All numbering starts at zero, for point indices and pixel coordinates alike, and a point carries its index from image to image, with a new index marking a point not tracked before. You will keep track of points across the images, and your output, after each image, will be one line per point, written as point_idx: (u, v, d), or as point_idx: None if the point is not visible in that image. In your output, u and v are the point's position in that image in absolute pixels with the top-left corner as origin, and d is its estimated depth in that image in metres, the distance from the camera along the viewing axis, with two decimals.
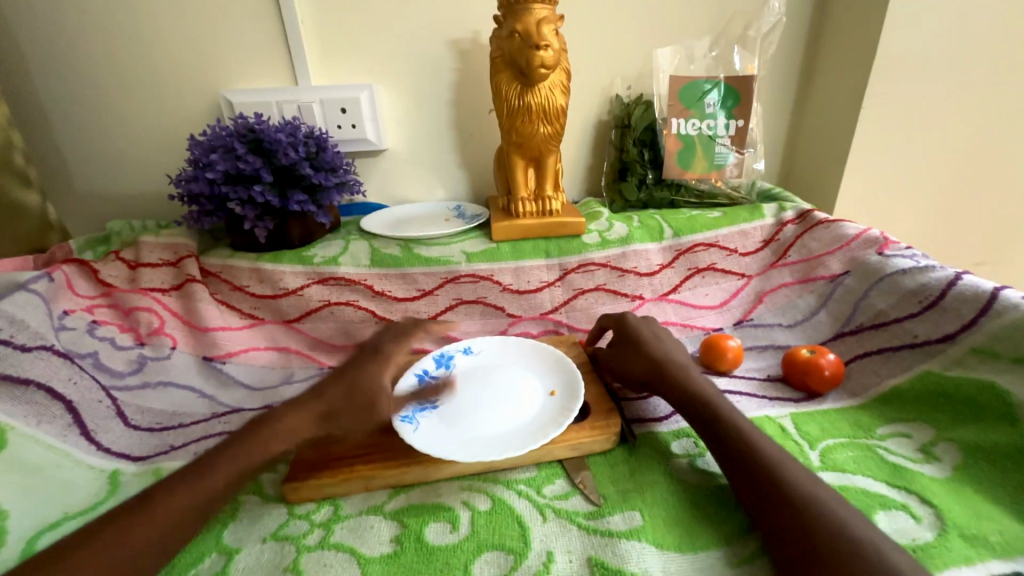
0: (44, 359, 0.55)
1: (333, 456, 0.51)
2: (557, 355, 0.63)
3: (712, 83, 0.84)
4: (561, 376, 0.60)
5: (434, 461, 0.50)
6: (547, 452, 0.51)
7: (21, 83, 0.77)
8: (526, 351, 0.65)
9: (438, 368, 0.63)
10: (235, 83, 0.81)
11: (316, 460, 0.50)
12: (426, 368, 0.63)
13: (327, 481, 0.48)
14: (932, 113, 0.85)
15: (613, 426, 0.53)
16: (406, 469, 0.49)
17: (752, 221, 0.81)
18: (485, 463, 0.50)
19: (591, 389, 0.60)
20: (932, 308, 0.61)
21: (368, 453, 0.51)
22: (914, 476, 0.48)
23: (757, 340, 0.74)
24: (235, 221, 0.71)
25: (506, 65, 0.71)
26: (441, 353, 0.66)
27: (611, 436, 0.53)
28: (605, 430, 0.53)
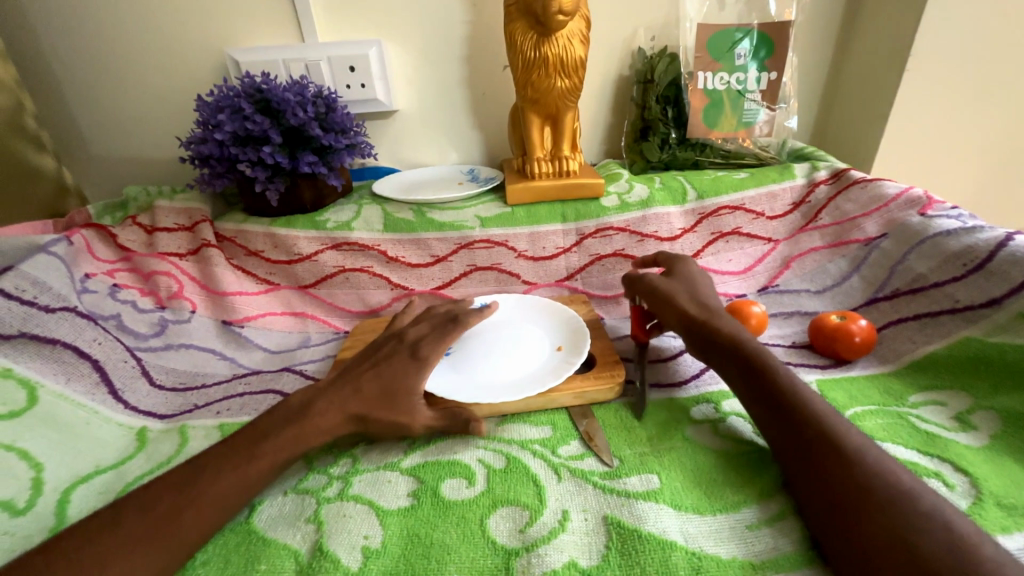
0: (68, 320, 0.56)
1: None
2: (566, 311, 0.64)
3: (744, 31, 0.77)
4: (568, 332, 0.61)
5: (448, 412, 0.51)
6: (548, 398, 0.53)
7: (28, 45, 0.76)
8: (541, 314, 0.65)
9: None
10: (240, 41, 0.78)
11: None
12: None
13: None
14: (989, 60, 0.77)
15: (618, 377, 0.54)
16: None
17: (782, 182, 0.77)
18: (492, 407, 0.53)
19: (609, 354, 0.58)
20: (977, 271, 0.57)
21: None
22: (949, 445, 0.46)
23: (783, 306, 0.71)
24: (247, 184, 0.70)
25: (521, 14, 0.66)
26: None
27: (616, 387, 0.54)
28: (611, 381, 0.54)
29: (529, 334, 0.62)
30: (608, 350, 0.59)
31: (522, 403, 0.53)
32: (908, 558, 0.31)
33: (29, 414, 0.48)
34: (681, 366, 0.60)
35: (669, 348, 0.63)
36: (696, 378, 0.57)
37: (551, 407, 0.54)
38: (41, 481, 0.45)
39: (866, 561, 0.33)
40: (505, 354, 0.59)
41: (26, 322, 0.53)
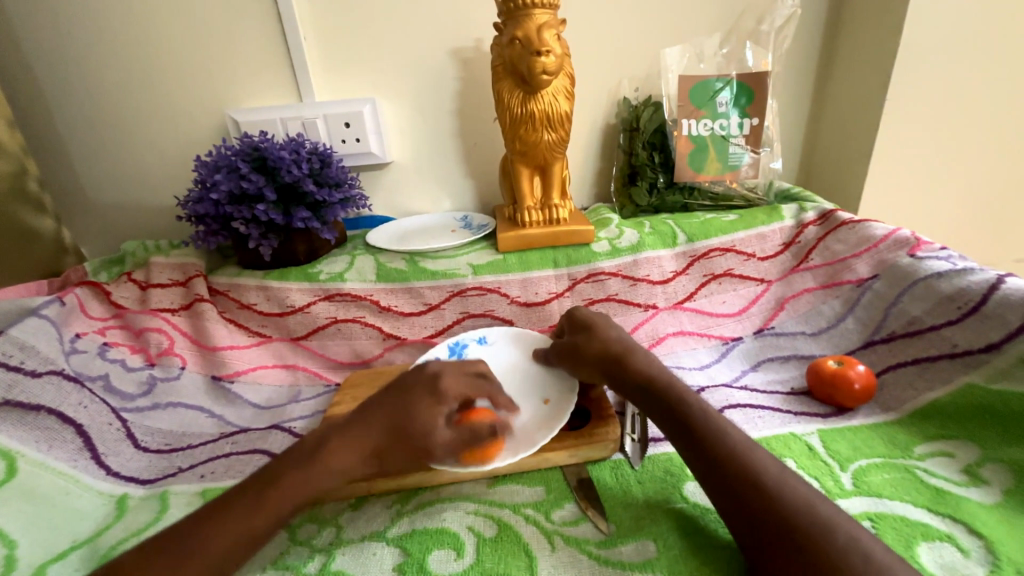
0: (54, 384, 0.56)
1: None
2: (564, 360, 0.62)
3: (724, 81, 0.80)
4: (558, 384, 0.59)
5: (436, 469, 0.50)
6: (541, 458, 0.52)
7: (37, 112, 0.79)
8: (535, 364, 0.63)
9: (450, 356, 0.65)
10: (241, 102, 0.82)
11: None
12: (438, 355, 0.65)
13: None
14: (963, 103, 0.79)
15: (612, 433, 0.52)
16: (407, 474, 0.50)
17: (771, 223, 0.77)
18: (484, 468, 0.51)
19: (604, 407, 0.57)
20: (972, 314, 0.56)
21: None
22: (960, 503, 0.44)
23: (779, 349, 0.70)
24: (241, 240, 0.71)
25: (508, 73, 0.69)
26: (455, 341, 0.67)
27: (610, 443, 0.52)
28: (605, 438, 0.52)
29: (522, 382, 0.61)
30: (604, 403, 0.58)
31: (513, 462, 0.51)
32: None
33: (7, 487, 0.47)
34: None
35: None
36: None
37: (543, 466, 0.52)
38: (14, 558, 0.43)
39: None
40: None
41: (11, 389, 0.53)
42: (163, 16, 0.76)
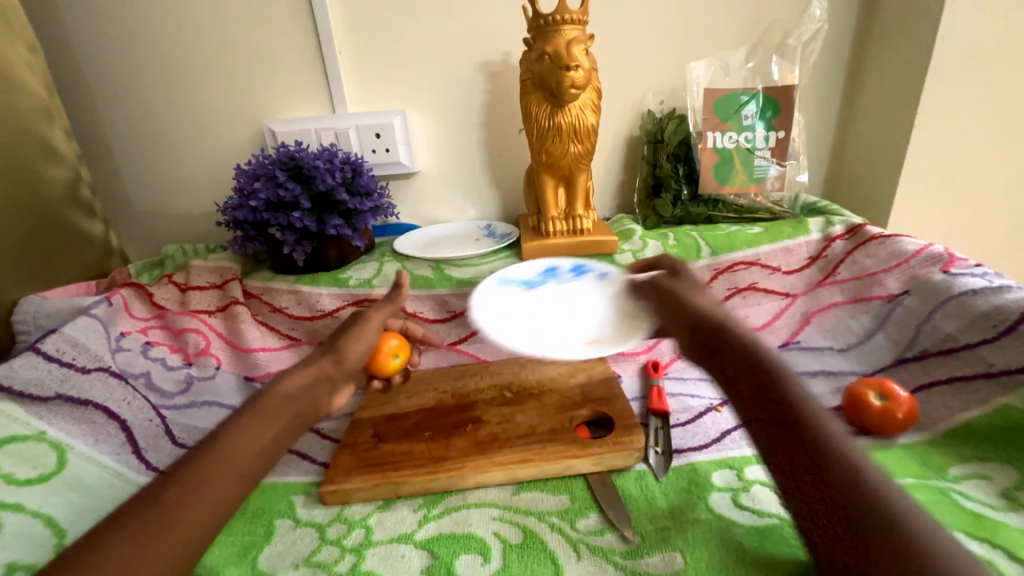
0: (101, 381, 0.59)
1: (368, 461, 0.54)
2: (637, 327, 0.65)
3: (749, 94, 0.81)
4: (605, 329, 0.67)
5: (463, 472, 0.51)
6: (565, 466, 0.52)
7: (91, 122, 0.84)
8: (556, 377, 0.65)
9: (552, 271, 0.73)
10: (278, 114, 0.85)
11: (351, 465, 0.54)
12: (548, 266, 0.73)
13: (360, 485, 0.51)
14: (998, 117, 0.78)
15: (638, 442, 0.53)
16: (434, 477, 0.51)
17: (797, 237, 0.77)
18: (508, 474, 0.52)
19: (628, 417, 0.57)
20: (1010, 333, 0.55)
21: (401, 462, 0.53)
22: (997, 527, 0.43)
23: (807, 365, 0.68)
24: (276, 246, 0.73)
25: (535, 87, 0.71)
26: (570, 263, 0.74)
27: (636, 452, 0.52)
28: (630, 446, 0.52)
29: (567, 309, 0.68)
30: (629, 412, 0.58)
31: (537, 469, 0.52)
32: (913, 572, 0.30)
33: (58, 477, 0.49)
34: (699, 428, 0.58)
35: (689, 408, 0.62)
36: (717, 441, 0.56)
37: (567, 474, 0.53)
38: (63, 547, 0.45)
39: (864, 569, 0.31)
40: (525, 416, 0.59)
41: (63, 383, 0.56)
42: (209, 32, 0.80)
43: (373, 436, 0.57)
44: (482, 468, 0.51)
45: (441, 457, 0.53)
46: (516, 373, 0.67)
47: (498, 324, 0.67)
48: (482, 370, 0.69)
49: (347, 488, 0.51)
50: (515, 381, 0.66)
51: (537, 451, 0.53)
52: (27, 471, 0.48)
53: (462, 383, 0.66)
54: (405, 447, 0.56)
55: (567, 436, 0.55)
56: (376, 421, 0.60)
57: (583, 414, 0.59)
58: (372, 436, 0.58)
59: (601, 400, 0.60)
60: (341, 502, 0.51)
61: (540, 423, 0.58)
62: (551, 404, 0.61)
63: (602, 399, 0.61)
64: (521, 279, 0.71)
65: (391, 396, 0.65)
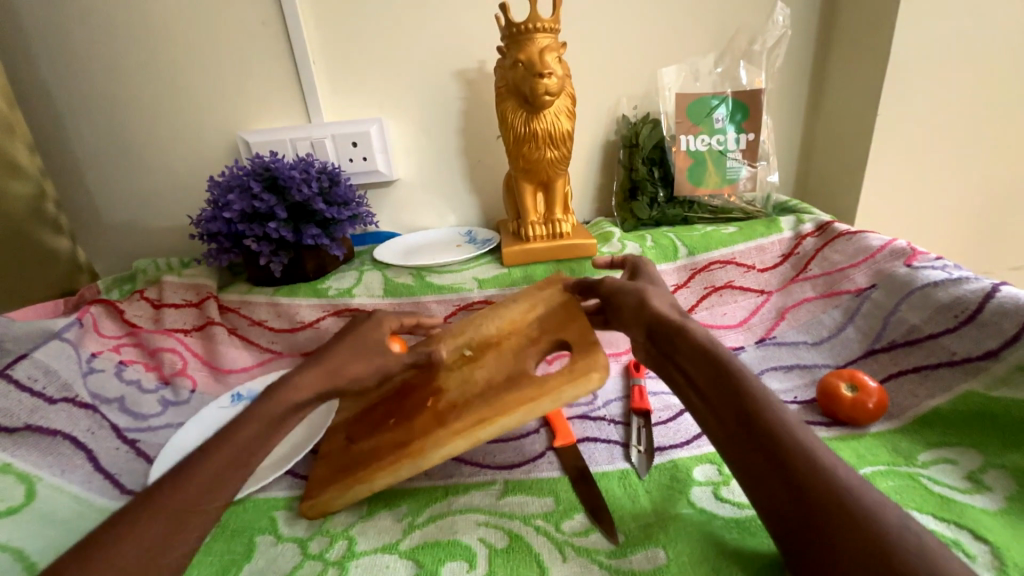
0: (68, 411, 0.57)
1: (344, 462, 0.53)
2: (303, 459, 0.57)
3: (719, 98, 0.83)
4: None
5: (419, 454, 0.47)
6: (524, 415, 0.46)
7: (55, 136, 0.82)
8: (516, 316, 0.60)
9: None
10: (252, 124, 0.84)
11: (327, 475, 0.52)
12: None
13: (334, 493, 0.49)
14: (952, 117, 0.82)
15: (598, 362, 0.46)
16: (397, 466, 0.47)
17: (770, 235, 0.79)
18: (469, 441, 0.46)
19: (587, 336, 0.51)
20: (970, 322, 0.58)
21: (370, 458, 0.51)
22: (964, 509, 0.44)
23: (782, 359, 0.70)
24: (252, 257, 0.72)
25: (511, 94, 0.72)
26: None
27: (597, 375, 0.46)
28: (590, 370, 0.46)
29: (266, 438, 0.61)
30: (586, 332, 0.52)
31: (497, 427, 0.46)
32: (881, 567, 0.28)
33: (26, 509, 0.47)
34: (681, 426, 0.59)
35: (670, 407, 0.63)
36: (699, 437, 0.57)
37: (532, 420, 0.47)
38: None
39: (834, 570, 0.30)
40: (483, 369, 0.54)
41: (32, 414, 0.54)
42: (179, 43, 0.79)
43: (343, 438, 0.56)
44: (440, 441, 0.47)
45: (402, 442, 0.50)
46: (473, 325, 0.62)
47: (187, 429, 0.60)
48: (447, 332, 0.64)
49: (322, 501, 0.50)
50: (474, 337, 0.61)
51: (493, 407, 0.47)
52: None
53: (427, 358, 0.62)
54: (373, 442, 0.53)
55: (524, 378, 0.50)
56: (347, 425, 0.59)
57: (541, 350, 0.54)
58: (344, 440, 0.56)
59: (556, 328, 0.55)
60: (320, 514, 0.50)
61: (497, 373, 0.52)
62: (509, 349, 0.56)
63: (558, 325, 0.55)
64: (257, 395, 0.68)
65: (366, 394, 0.63)
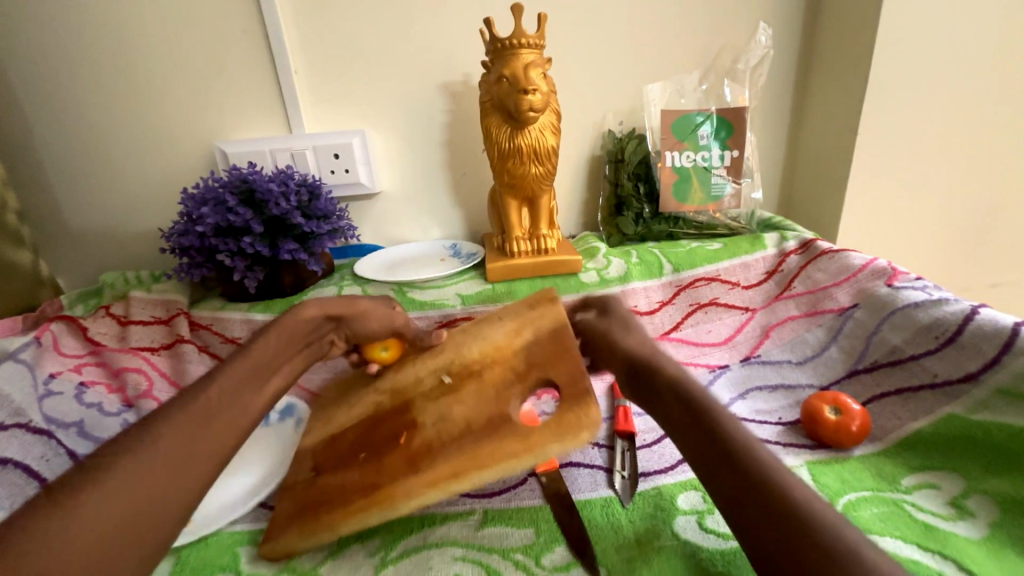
0: (19, 439, 0.53)
1: (308, 501, 0.50)
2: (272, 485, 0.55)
3: (703, 115, 0.83)
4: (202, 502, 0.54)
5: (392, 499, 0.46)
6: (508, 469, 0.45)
7: (21, 143, 0.79)
8: (499, 345, 0.58)
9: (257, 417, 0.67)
10: (230, 134, 0.82)
11: (293, 512, 0.50)
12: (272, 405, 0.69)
13: (300, 536, 0.47)
14: (930, 138, 0.84)
15: (587, 422, 0.45)
16: (368, 514, 0.46)
17: (754, 252, 0.79)
18: (449, 488, 0.45)
19: (577, 383, 0.49)
20: (950, 344, 0.58)
21: (339, 498, 0.49)
22: (948, 538, 0.44)
23: (767, 378, 0.69)
24: (226, 273, 0.70)
25: (495, 109, 0.71)
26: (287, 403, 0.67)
27: (585, 435, 0.45)
28: (579, 429, 0.45)
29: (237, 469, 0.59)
30: (577, 377, 0.50)
31: (477, 480, 0.45)
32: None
33: None
34: (665, 450, 0.58)
35: (654, 429, 0.62)
36: (682, 462, 0.56)
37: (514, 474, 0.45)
38: None
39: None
40: (463, 407, 0.52)
41: None
42: (154, 50, 0.77)
43: (311, 471, 0.54)
44: (416, 491, 0.45)
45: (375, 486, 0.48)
46: (456, 350, 0.59)
47: None
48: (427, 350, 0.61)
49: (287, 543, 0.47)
50: (454, 362, 0.58)
51: (471, 458, 0.46)
52: None
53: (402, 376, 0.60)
54: (340, 478, 0.51)
55: (509, 425, 0.48)
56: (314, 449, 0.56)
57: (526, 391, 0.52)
58: (312, 471, 0.54)
59: (544, 367, 0.53)
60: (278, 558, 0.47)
61: (478, 414, 0.51)
62: (492, 385, 0.54)
63: (547, 365, 0.53)
64: None
65: (334, 410, 0.61)
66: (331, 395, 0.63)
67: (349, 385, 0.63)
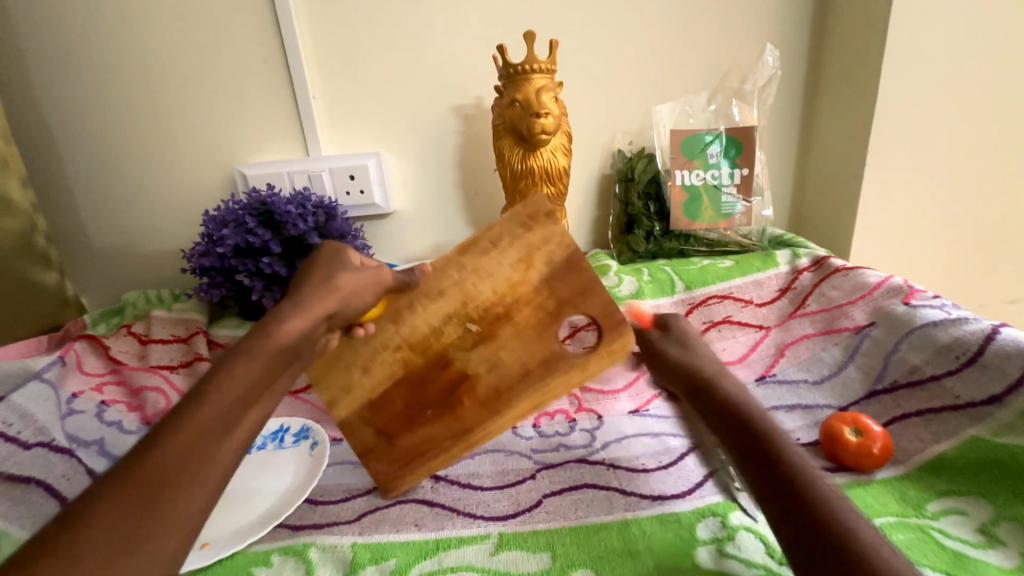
0: (42, 457, 0.53)
1: (394, 449, 0.58)
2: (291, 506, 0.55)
3: (713, 135, 0.84)
4: (221, 525, 0.54)
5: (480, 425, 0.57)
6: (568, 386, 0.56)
7: (52, 168, 0.82)
8: (520, 281, 0.58)
9: (272, 439, 0.67)
10: (250, 157, 0.84)
11: (388, 458, 0.58)
12: (289, 426, 0.69)
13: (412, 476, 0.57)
14: (941, 155, 0.84)
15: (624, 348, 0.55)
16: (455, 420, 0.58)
17: (767, 269, 0.79)
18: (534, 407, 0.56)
19: (610, 315, 0.57)
20: (973, 363, 0.57)
21: (426, 439, 0.58)
22: (980, 568, 0.42)
23: (783, 398, 0.68)
24: (244, 292, 0.71)
25: (507, 131, 0.72)
26: (304, 426, 0.68)
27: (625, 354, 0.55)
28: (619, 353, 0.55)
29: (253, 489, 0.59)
30: (609, 307, 0.57)
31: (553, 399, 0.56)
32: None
33: None
34: (681, 472, 0.58)
35: (669, 450, 0.61)
36: (699, 486, 0.55)
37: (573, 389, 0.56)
38: None
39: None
40: (512, 353, 0.58)
41: (4, 461, 0.51)
42: (180, 78, 0.80)
43: (376, 434, 0.59)
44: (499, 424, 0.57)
45: (444, 406, 0.59)
46: (464, 289, 0.59)
47: None
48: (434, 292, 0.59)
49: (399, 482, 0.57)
50: (467, 305, 0.59)
51: (537, 392, 0.56)
52: None
53: (407, 325, 0.59)
54: (411, 435, 0.58)
55: (563, 363, 0.56)
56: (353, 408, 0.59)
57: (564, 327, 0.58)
58: (378, 435, 0.59)
59: (578, 300, 0.58)
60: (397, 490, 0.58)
61: (530, 356, 0.58)
62: (529, 325, 0.58)
63: (576, 297, 0.58)
64: (251, 445, 0.67)
65: (346, 374, 0.59)
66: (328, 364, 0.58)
67: (350, 350, 0.59)
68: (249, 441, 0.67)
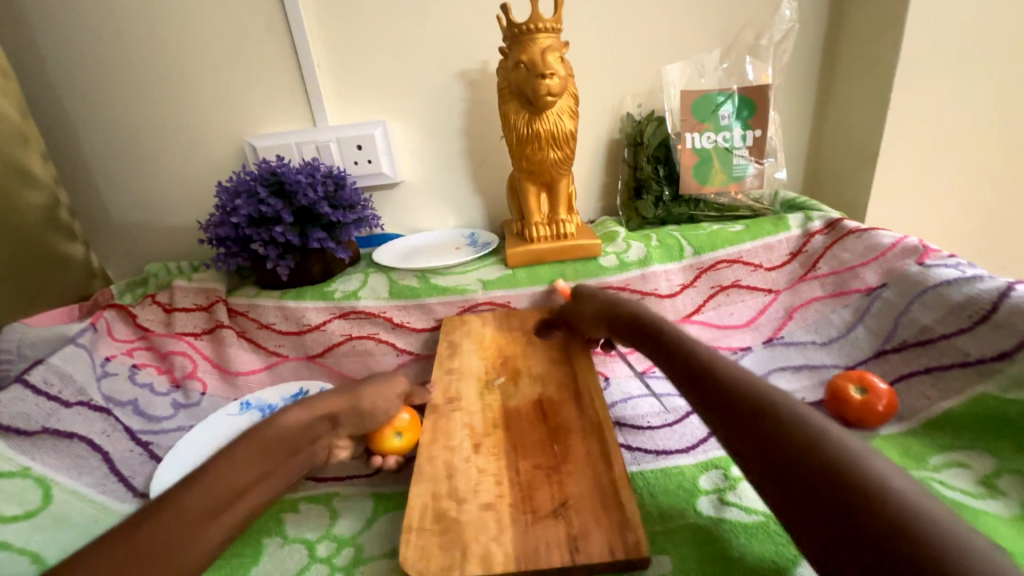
0: (83, 414, 0.59)
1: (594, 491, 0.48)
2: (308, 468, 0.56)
3: (725, 95, 0.82)
4: None
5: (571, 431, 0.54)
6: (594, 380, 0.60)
7: (69, 144, 0.84)
8: (488, 340, 0.70)
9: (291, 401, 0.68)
10: (258, 129, 0.85)
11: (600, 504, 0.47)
12: (308, 389, 0.70)
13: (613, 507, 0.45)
14: (968, 110, 0.80)
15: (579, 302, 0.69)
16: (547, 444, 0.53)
17: (779, 233, 0.77)
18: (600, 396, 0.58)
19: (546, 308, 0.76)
20: (984, 322, 0.56)
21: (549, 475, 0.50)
22: (978, 516, 0.43)
23: (789, 359, 0.70)
24: (260, 261, 0.73)
25: (513, 95, 0.71)
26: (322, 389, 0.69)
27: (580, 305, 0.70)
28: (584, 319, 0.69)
29: None
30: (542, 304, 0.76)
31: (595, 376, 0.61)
32: (849, 513, 0.30)
33: (45, 513, 0.49)
34: (686, 429, 0.59)
35: (674, 409, 0.63)
36: (703, 442, 0.57)
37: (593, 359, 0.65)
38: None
39: (805, 517, 0.32)
40: (537, 364, 0.65)
41: (49, 418, 0.56)
42: (185, 50, 0.80)
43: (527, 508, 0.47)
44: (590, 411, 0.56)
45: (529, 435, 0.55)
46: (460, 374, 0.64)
47: (198, 445, 0.61)
48: (452, 389, 0.62)
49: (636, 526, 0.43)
50: (479, 373, 0.64)
51: (577, 366, 0.64)
52: (12, 509, 0.48)
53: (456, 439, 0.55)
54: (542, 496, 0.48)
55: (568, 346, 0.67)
56: (496, 537, 0.44)
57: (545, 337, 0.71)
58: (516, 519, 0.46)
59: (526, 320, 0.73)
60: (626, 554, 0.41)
61: (551, 356, 0.66)
62: (525, 344, 0.69)
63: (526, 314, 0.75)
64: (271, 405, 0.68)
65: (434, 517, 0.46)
66: (437, 537, 0.44)
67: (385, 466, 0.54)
68: (269, 402, 0.68)
